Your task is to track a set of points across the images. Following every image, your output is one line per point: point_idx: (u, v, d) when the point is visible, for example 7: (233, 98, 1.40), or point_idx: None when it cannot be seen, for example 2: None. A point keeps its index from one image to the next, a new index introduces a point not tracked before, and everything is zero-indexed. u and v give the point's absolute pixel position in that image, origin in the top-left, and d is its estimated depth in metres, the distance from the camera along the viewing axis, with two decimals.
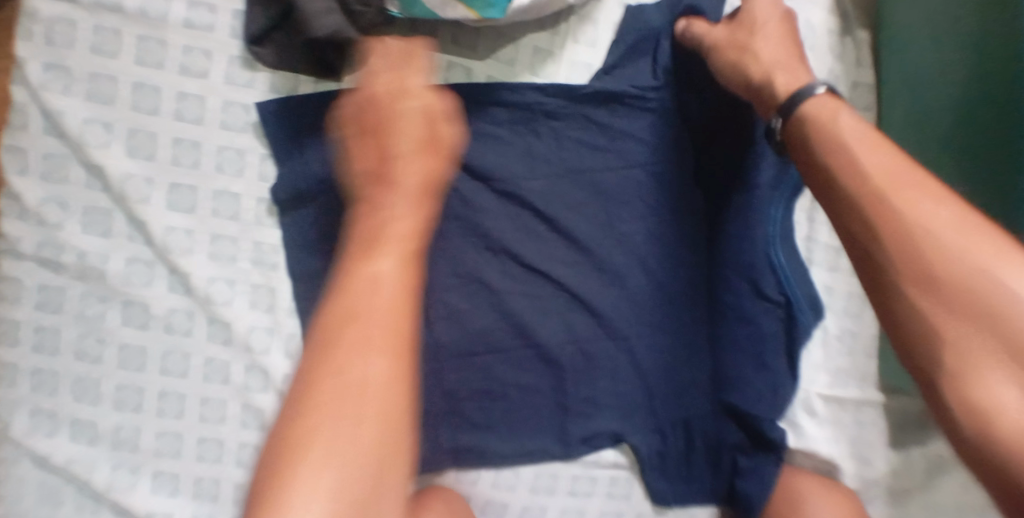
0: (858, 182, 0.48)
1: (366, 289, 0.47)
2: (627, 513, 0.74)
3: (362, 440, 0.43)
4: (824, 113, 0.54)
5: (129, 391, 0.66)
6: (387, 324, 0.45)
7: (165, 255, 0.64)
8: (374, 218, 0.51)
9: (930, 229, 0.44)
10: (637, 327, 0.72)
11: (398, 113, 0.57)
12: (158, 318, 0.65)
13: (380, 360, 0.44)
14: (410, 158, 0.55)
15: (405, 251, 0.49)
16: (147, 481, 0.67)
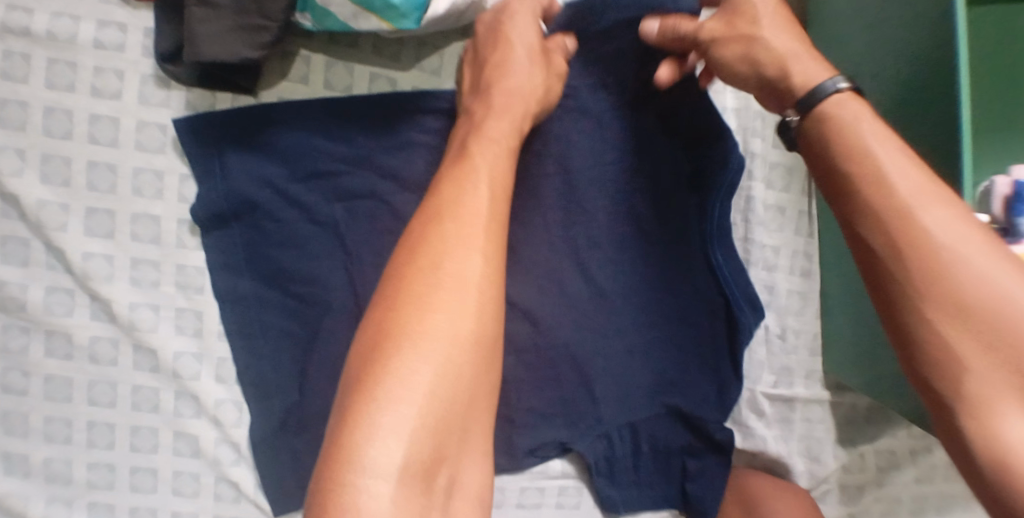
0: (886, 198, 0.47)
1: (469, 203, 0.50)
2: None
3: (469, 329, 0.46)
4: (849, 118, 0.51)
5: (59, 423, 0.64)
6: (490, 233, 0.50)
7: (86, 282, 0.62)
8: (476, 136, 0.56)
9: (956, 256, 0.44)
10: (580, 335, 0.70)
11: (509, 55, 0.60)
12: (82, 347, 0.63)
13: (480, 261, 0.48)
14: (500, 88, 0.59)
15: (497, 168, 0.54)
16: (83, 512, 0.65)
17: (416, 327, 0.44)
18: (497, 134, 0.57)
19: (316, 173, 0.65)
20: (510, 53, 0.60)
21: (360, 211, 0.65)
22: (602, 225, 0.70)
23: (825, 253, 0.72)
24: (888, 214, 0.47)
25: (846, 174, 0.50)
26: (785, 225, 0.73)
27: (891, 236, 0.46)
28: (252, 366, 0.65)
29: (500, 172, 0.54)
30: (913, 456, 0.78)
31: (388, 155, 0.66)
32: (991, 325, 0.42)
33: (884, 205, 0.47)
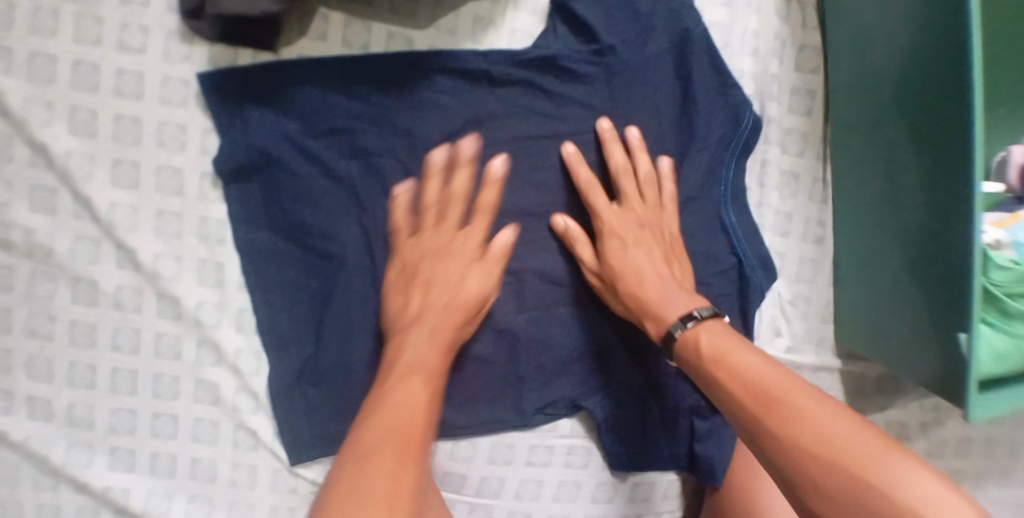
0: (740, 395, 0.56)
1: (398, 400, 0.57)
2: (586, 483, 0.74)
3: (411, 488, 0.52)
4: (690, 347, 0.61)
5: (83, 368, 0.66)
6: (422, 418, 0.56)
7: (112, 230, 0.64)
8: (407, 350, 0.62)
9: (804, 419, 0.52)
10: (590, 294, 0.71)
11: (443, 274, 0.65)
12: (107, 295, 0.65)
13: (419, 387, 0.59)
14: (434, 286, 0.65)
15: (425, 374, 0.60)
16: (104, 457, 0.68)
17: (360, 498, 0.50)
18: (416, 341, 0.62)
19: (333, 130, 0.66)
20: (468, 283, 0.65)
21: (374, 168, 0.67)
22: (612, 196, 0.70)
23: (840, 224, 0.72)
24: (773, 431, 0.53)
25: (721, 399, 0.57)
26: (799, 192, 0.72)
27: (782, 457, 0.52)
28: (270, 316, 0.67)
29: (427, 370, 0.61)
30: (925, 429, 0.77)
31: (398, 113, 0.67)
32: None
33: (758, 431, 0.54)
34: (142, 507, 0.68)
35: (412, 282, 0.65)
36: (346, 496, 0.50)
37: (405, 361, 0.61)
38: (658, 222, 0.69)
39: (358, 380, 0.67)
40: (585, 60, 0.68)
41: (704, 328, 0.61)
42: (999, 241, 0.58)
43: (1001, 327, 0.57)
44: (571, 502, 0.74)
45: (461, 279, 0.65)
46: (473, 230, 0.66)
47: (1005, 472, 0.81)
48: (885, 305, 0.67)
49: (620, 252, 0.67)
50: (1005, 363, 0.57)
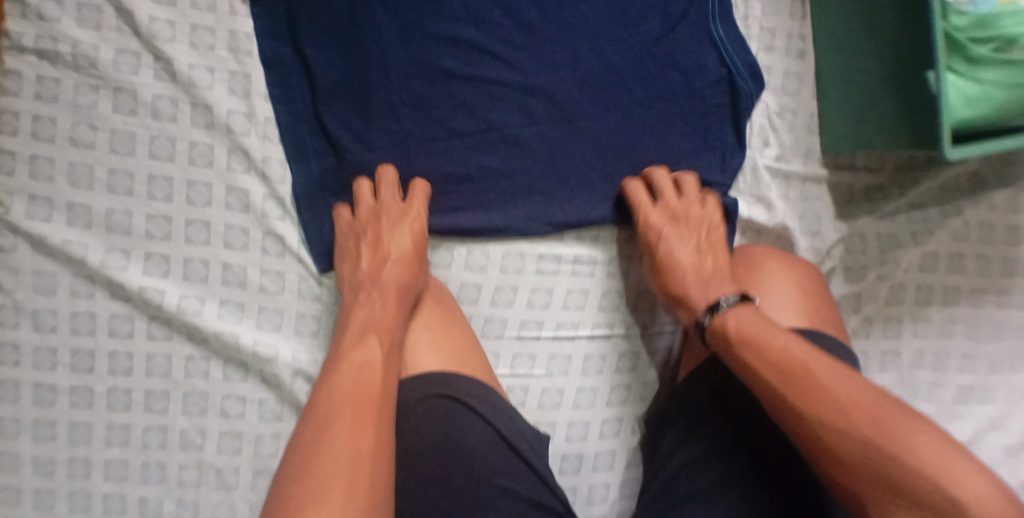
0: (768, 363, 0.60)
1: (353, 370, 0.58)
2: (593, 291, 0.80)
3: (370, 450, 0.53)
4: (722, 328, 0.64)
5: (122, 176, 0.72)
6: (376, 381, 0.58)
7: (151, 41, 0.71)
8: (357, 317, 0.64)
9: (824, 385, 0.57)
10: (591, 108, 0.76)
11: (384, 243, 0.69)
12: (145, 104, 0.72)
13: (380, 356, 0.60)
14: (381, 253, 0.69)
15: (373, 339, 0.62)
16: (140, 262, 0.73)
17: (319, 467, 0.51)
18: (368, 312, 0.64)
19: None
20: (390, 243, 0.69)
21: None
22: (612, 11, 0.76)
23: (818, 33, 0.78)
24: (801, 407, 0.57)
25: (753, 381, 0.61)
26: (780, 8, 0.79)
27: (806, 429, 0.56)
28: (294, 126, 0.73)
29: (376, 335, 0.62)
30: (915, 239, 0.81)
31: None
32: (895, 485, 0.52)
33: (781, 402, 0.58)
34: (177, 309, 0.73)
35: (360, 251, 0.70)
36: (307, 467, 0.51)
37: (356, 327, 0.63)
38: (699, 218, 0.74)
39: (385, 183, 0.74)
40: None
41: (743, 311, 0.64)
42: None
43: (968, 74, 0.61)
44: (580, 309, 0.79)
45: (393, 245, 0.69)
46: (391, 209, 0.71)
47: (1003, 292, 0.82)
48: (866, 91, 0.73)
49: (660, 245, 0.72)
50: (974, 109, 0.62)
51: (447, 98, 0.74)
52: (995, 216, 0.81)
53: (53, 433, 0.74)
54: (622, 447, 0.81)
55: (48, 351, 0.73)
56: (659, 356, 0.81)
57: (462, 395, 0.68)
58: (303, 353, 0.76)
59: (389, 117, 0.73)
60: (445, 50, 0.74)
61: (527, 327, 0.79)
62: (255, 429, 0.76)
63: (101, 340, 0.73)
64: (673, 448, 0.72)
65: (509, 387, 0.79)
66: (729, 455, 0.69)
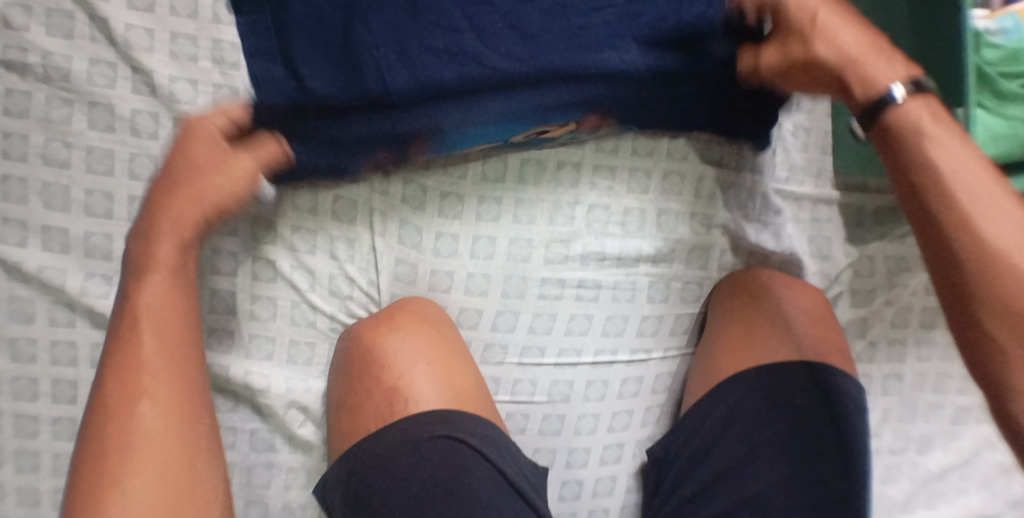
0: (956, 183, 0.51)
1: (128, 354, 0.57)
2: (596, 315, 0.77)
3: (175, 436, 0.56)
4: (910, 123, 0.54)
5: (99, 197, 0.67)
6: (152, 364, 0.57)
7: (128, 51, 0.66)
8: (145, 271, 0.60)
9: (1008, 230, 0.49)
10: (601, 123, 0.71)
11: (177, 190, 0.61)
12: (123, 120, 0.67)
13: (155, 337, 0.58)
14: (176, 211, 0.61)
15: (156, 329, 0.59)
16: None
17: (131, 464, 0.54)
18: (155, 287, 0.60)
19: None
20: (190, 190, 0.61)
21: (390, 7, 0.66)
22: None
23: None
24: (980, 236, 0.49)
25: (929, 196, 0.52)
26: None
27: (977, 239, 0.50)
28: None
29: (159, 322, 0.59)
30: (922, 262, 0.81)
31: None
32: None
33: (954, 219, 0.50)
34: None
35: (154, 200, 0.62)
36: (111, 486, 0.53)
37: (145, 308, 0.59)
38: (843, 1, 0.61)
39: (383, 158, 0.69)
40: None
41: (928, 113, 0.54)
42: (990, 31, 0.62)
43: (994, 109, 0.60)
44: (583, 334, 0.77)
45: (206, 192, 0.62)
46: (196, 151, 0.62)
47: None
48: None
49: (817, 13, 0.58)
50: (999, 147, 0.60)
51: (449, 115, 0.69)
52: None
53: (35, 464, 0.70)
54: (623, 473, 0.79)
55: (27, 381, 0.69)
56: (663, 382, 0.80)
57: (463, 433, 0.66)
58: (296, 381, 0.73)
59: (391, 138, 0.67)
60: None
61: (528, 353, 0.77)
62: (246, 459, 0.73)
63: (82, 370, 0.69)
64: (684, 475, 0.72)
65: (509, 414, 0.77)
66: (746, 476, 0.69)
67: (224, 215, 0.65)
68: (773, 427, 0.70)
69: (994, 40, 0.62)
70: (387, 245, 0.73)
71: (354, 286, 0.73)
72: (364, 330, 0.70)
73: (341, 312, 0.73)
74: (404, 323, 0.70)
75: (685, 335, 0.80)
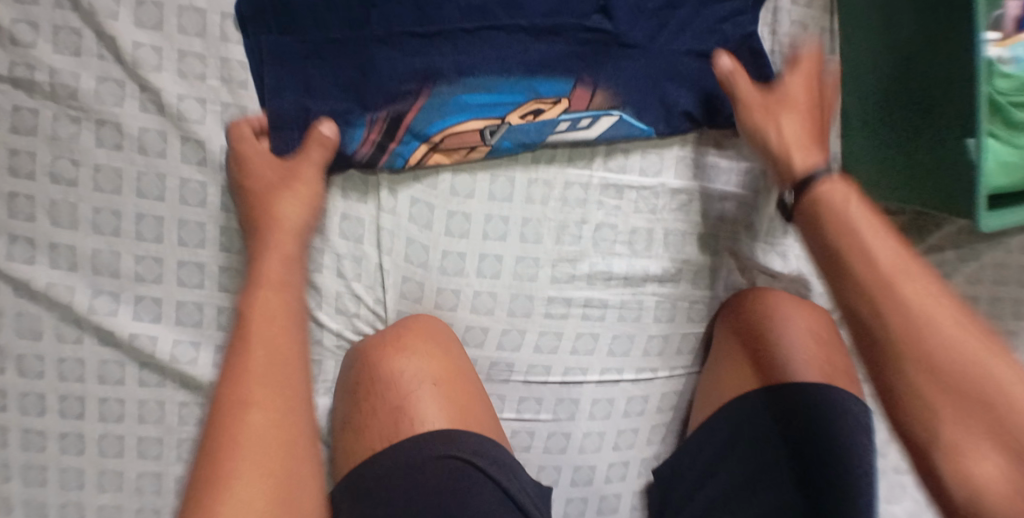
0: (868, 258, 0.54)
1: (260, 357, 0.60)
2: (602, 335, 0.77)
3: (292, 439, 0.58)
4: (838, 198, 0.58)
5: (107, 215, 0.67)
6: (281, 371, 0.60)
7: (136, 69, 0.66)
8: (259, 288, 0.63)
9: (917, 303, 0.51)
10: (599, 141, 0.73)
11: (275, 209, 0.65)
12: (131, 138, 0.67)
13: (272, 347, 0.61)
14: (276, 236, 0.65)
15: (266, 333, 0.61)
16: (129, 306, 0.69)
17: (238, 461, 0.54)
18: (266, 297, 0.63)
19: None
20: (284, 210, 0.65)
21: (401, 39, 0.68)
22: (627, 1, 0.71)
23: (841, 46, 0.74)
24: (891, 310, 0.51)
25: (847, 278, 0.54)
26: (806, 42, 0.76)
27: (887, 313, 0.51)
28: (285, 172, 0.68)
29: (268, 327, 0.61)
30: None
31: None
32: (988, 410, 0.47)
33: (867, 294, 0.53)
34: (170, 356, 0.69)
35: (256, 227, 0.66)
36: (221, 484, 0.53)
37: (255, 316, 0.62)
38: (823, 98, 0.69)
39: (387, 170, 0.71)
40: None
41: (850, 191, 0.59)
42: (1002, 59, 0.61)
43: (1006, 139, 0.60)
44: (589, 354, 0.77)
45: (292, 215, 0.66)
46: (263, 173, 0.66)
47: (1015, 335, 0.81)
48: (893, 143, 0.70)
49: (791, 89, 0.68)
50: (1012, 177, 0.60)
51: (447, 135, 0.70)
52: (1012, 258, 0.80)
53: (43, 479, 0.71)
54: (628, 491, 0.79)
55: (35, 397, 0.69)
56: (668, 400, 0.79)
57: (467, 454, 0.66)
58: None
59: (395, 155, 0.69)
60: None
61: (534, 371, 0.77)
62: None
63: (90, 386, 0.70)
64: (688, 496, 0.73)
65: (514, 431, 0.77)
66: (749, 497, 0.70)
67: (309, 237, 0.68)
68: (776, 448, 0.71)
69: (1006, 68, 0.61)
70: (394, 263, 0.72)
71: (360, 304, 0.73)
72: (370, 348, 0.70)
73: (347, 329, 0.73)
74: (409, 341, 0.70)
75: (691, 355, 0.80)
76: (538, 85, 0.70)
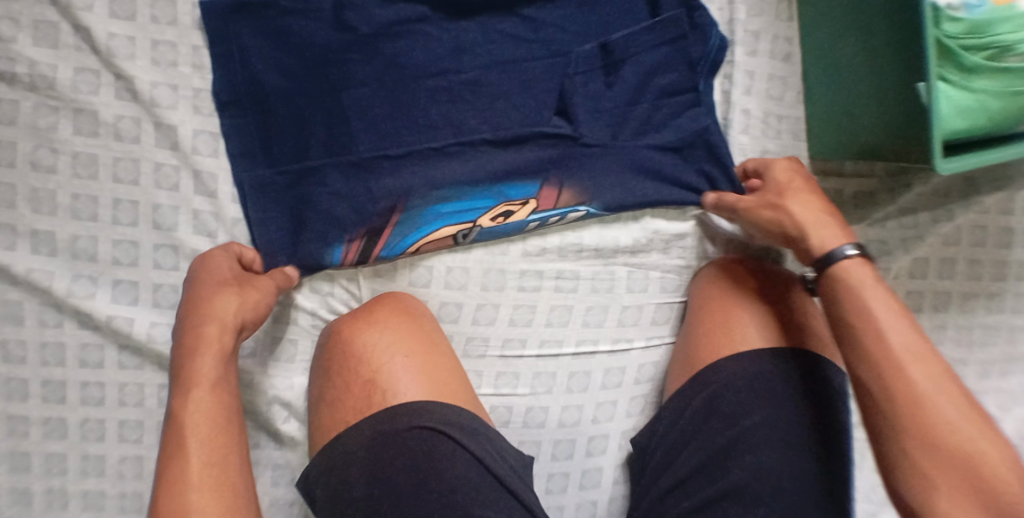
0: (882, 339, 0.58)
1: (196, 470, 0.55)
2: (576, 307, 0.77)
3: None
4: (854, 275, 0.61)
5: (85, 200, 0.69)
6: (223, 484, 0.55)
7: (110, 59, 0.68)
8: (192, 393, 0.58)
9: (924, 388, 0.55)
10: (571, 174, 0.74)
11: (212, 307, 0.61)
12: (107, 125, 0.69)
13: (207, 455, 0.56)
14: (205, 333, 0.60)
15: (209, 447, 0.56)
16: (107, 289, 0.70)
17: None
18: (202, 399, 0.58)
19: (334, 23, 0.69)
20: (223, 308, 0.61)
21: (381, 79, 0.71)
22: (586, 62, 0.74)
23: (810, 64, 0.76)
24: (902, 391, 0.56)
25: (860, 359, 0.59)
26: (765, 10, 0.77)
27: (899, 393, 0.56)
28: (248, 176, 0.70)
29: (211, 441, 0.57)
30: (905, 244, 0.79)
31: (388, 7, 0.70)
32: (985, 493, 0.52)
33: (878, 373, 0.57)
34: (147, 337, 0.70)
35: (188, 323, 0.61)
36: None
37: (191, 427, 0.57)
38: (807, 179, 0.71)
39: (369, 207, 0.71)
40: None
41: (869, 270, 0.61)
42: (953, 5, 0.60)
43: (961, 83, 0.60)
44: (563, 326, 0.77)
45: (229, 310, 0.62)
46: (216, 271, 0.64)
47: (994, 295, 0.80)
48: (866, 131, 0.71)
49: (778, 182, 0.70)
50: (967, 120, 0.61)
51: (420, 176, 0.71)
52: (988, 218, 0.79)
53: (27, 465, 0.71)
54: (609, 465, 0.79)
55: (19, 383, 0.70)
56: (647, 372, 0.79)
57: (445, 424, 0.66)
58: (279, 378, 0.73)
59: (371, 190, 0.70)
60: (415, 52, 0.71)
61: (510, 345, 0.77)
62: None
63: (71, 370, 0.71)
64: (665, 465, 0.71)
65: (493, 406, 0.77)
66: (733, 459, 0.67)
67: (247, 330, 0.64)
68: (762, 409, 0.68)
69: (958, 14, 0.60)
70: None
71: (334, 284, 0.74)
72: (343, 324, 0.71)
73: (321, 308, 0.74)
74: (380, 315, 0.71)
75: (668, 324, 0.80)
76: (507, 189, 0.73)
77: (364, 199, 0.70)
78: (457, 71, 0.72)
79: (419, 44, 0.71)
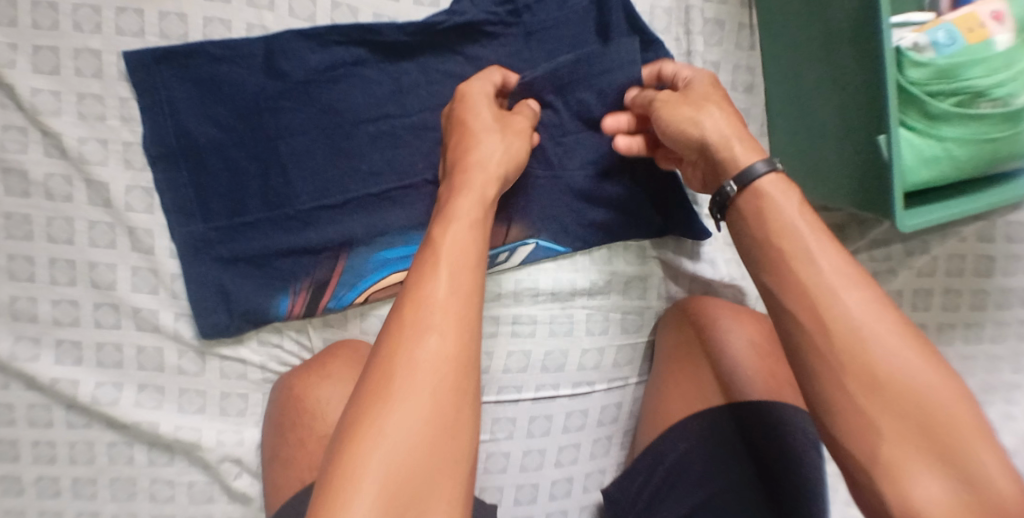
0: (804, 270, 0.50)
1: (451, 252, 0.52)
2: (534, 351, 0.75)
3: (443, 362, 0.47)
4: (772, 200, 0.53)
5: (20, 261, 0.67)
6: (465, 275, 0.51)
7: (35, 116, 0.65)
8: (468, 163, 0.59)
9: (854, 318, 0.48)
10: (521, 214, 0.71)
11: (467, 94, 0.63)
12: (37, 184, 0.66)
13: (457, 239, 0.53)
14: (468, 114, 0.62)
15: (459, 263, 0.51)
16: (50, 350, 0.68)
17: (404, 400, 0.45)
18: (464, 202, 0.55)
19: (270, 71, 0.67)
20: (476, 95, 0.63)
21: (320, 125, 0.68)
22: (535, 98, 0.69)
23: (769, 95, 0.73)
24: (827, 319, 0.48)
25: (786, 293, 0.50)
26: (724, 39, 0.74)
27: (828, 326, 0.48)
28: (182, 226, 0.67)
29: (468, 230, 0.54)
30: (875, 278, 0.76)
31: (323, 51, 0.68)
32: (928, 428, 0.45)
33: (804, 310, 0.49)
34: (91, 399, 0.69)
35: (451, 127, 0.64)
36: (372, 423, 0.44)
37: (457, 216, 0.54)
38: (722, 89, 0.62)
39: (312, 257, 0.69)
40: (499, 23, 0.70)
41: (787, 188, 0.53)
42: (920, 45, 0.58)
43: (926, 130, 0.57)
44: (522, 371, 0.75)
45: (478, 94, 0.63)
46: (475, 88, 0.64)
47: (974, 325, 0.77)
48: (824, 166, 0.67)
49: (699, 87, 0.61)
50: (931, 170, 0.58)
51: (362, 223, 0.69)
52: (966, 247, 0.76)
53: None
54: (574, 507, 0.76)
55: None
56: (609, 412, 0.77)
57: None
58: (229, 433, 0.72)
59: (308, 240, 0.68)
60: (355, 96, 0.69)
61: None
62: (185, 512, 0.72)
63: (20, 430, 0.69)
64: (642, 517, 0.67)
65: None
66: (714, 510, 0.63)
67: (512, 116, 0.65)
68: (734, 466, 0.64)
69: (926, 55, 0.57)
70: None
71: (283, 336, 0.72)
72: (295, 380, 0.69)
73: (271, 361, 0.72)
74: (332, 365, 0.68)
75: (631, 366, 0.78)
76: None
77: (307, 249, 0.68)
78: (400, 114, 0.69)
79: (358, 88, 0.69)
